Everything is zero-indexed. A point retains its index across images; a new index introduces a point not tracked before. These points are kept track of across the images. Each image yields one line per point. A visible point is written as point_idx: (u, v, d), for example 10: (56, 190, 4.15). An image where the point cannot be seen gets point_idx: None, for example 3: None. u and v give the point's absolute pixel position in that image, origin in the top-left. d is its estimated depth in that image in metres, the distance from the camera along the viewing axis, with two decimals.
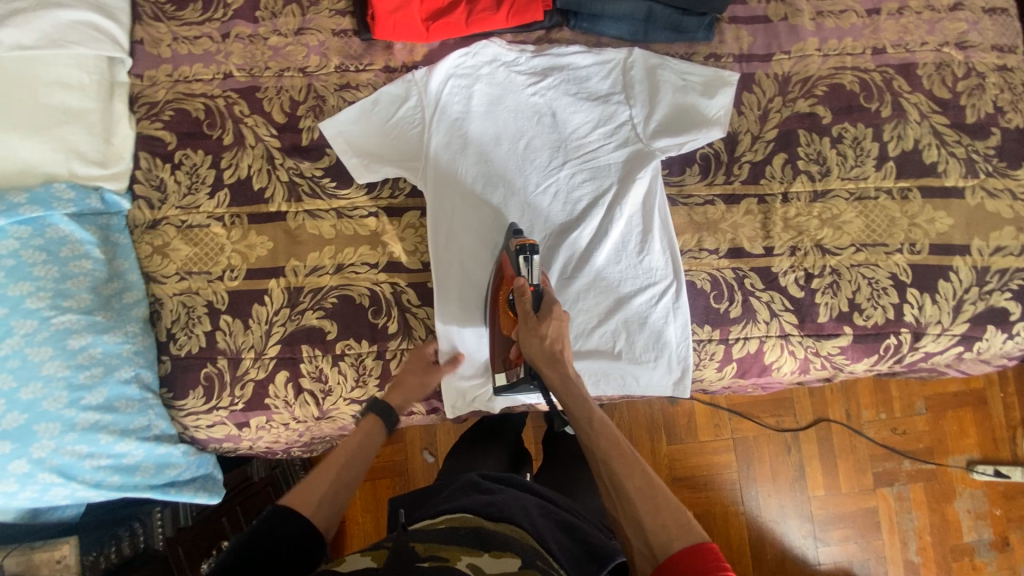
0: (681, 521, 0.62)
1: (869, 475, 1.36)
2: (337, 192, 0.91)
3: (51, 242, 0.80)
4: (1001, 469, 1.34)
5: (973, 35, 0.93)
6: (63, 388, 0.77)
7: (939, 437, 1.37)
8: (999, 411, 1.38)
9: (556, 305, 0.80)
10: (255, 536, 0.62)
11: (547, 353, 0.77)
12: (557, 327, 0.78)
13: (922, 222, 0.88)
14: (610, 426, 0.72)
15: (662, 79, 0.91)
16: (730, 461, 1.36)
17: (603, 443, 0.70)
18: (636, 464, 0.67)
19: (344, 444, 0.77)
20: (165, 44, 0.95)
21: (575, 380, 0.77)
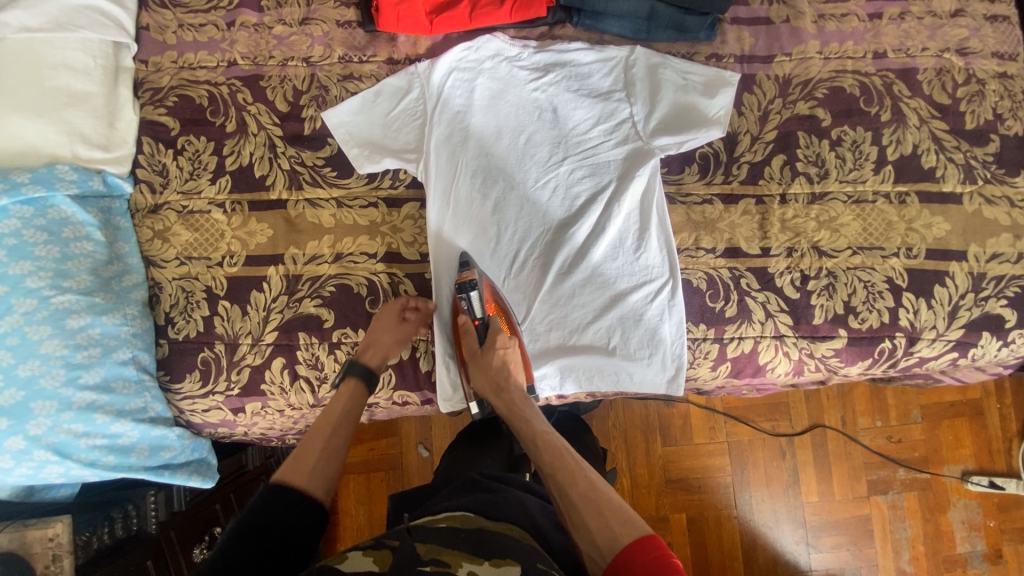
0: (623, 516, 0.67)
1: (863, 482, 1.36)
2: (338, 182, 0.92)
3: (53, 223, 0.81)
4: (996, 480, 1.34)
5: (974, 42, 0.93)
6: (60, 366, 0.78)
7: (934, 446, 1.37)
8: (995, 422, 1.37)
9: (498, 334, 0.83)
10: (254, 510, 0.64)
11: (490, 384, 0.81)
12: (499, 358, 0.82)
13: (920, 227, 0.88)
14: (555, 440, 0.77)
15: (663, 78, 0.91)
16: (723, 465, 1.36)
17: (547, 459, 0.75)
18: (578, 471, 0.72)
19: (329, 413, 0.79)
20: (171, 30, 0.96)
21: (520, 403, 0.82)
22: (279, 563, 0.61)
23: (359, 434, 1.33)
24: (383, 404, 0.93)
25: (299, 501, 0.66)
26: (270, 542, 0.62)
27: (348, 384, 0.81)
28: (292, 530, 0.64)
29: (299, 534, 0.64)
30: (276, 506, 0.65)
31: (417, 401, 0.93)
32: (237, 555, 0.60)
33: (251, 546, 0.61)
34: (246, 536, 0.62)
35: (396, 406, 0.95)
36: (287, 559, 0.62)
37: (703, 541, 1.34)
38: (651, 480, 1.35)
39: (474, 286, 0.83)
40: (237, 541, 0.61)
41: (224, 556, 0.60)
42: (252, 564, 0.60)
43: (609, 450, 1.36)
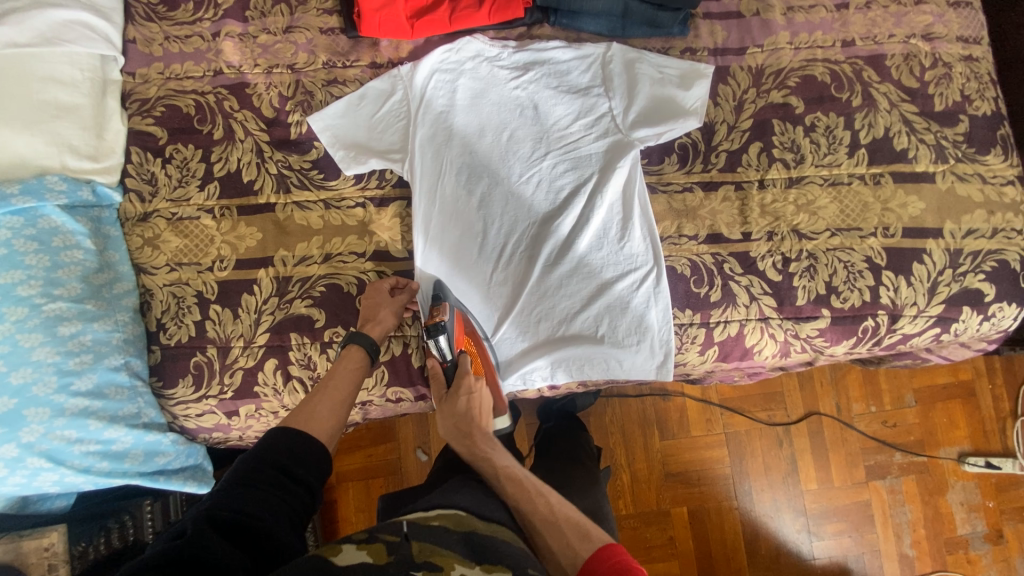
0: (581, 531, 0.70)
1: (861, 468, 1.37)
2: (325, 183, 0.93)
3: (43, 233, 0.82)
4: (992, 460, 1.35)
5: (938, 27, 0.96)
6: (51, 373, 0.78)
7: (929, 428, 1.38)
8: (987, 402, 1.39)
9: (465, 377, 0.83)
10: (261, 452, 0.66)
11: (454, 430, 0.81)
12: (464, 403, 0.82)
13: (895, 207, 0.91)
14: (516, 471, 0.77)
15: (639, 72, 0.93)
16: (722, 456, 1.37)
17: (509, 490, 0.75)
18: (538, 496, 0.74)
19: (331, 373, 0.81)
20: (158, 43, 0.97)
21: (483, 442, 0.80)
22: (295, 493, 0.64)
23: (356, 439, 1.33)
24: (377, 402, 0.94)
25: (309, 442, 0.69)
26: (284, 478, 0.64)
27: (350, 349, 0.83)
28: (304, 470, 0.67)
29: (309, 475, 0.67)
30: (290, 444, 0.67)
31: (410, 398, 0.94)
32: (250, 486, 0.61)
33: (263, 480, 0.63)
34: (257, 469, 0.64)
35: (390, 404, 0.95)
36: (299, 495, 0.64)
37: (705, 533, 1.34)
38: (651, 475, 1.36)
39: (444, 328, 0.81)
40: (249, 474, 0.63)
41: (236, 488, 0.61)
42: (266, 496, 0.61)
43: (607, 446, 1.36)
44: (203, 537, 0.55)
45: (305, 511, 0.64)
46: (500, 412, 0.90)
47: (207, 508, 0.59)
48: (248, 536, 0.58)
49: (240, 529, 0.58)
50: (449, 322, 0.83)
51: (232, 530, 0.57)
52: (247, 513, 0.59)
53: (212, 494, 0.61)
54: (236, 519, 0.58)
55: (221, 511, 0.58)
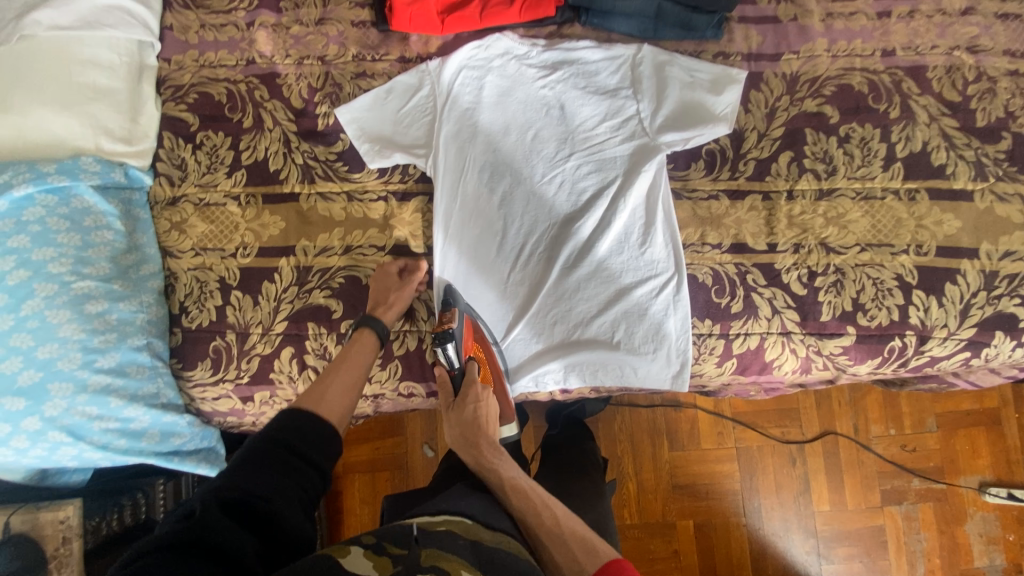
0: (587, 545, 0.70)
1: (877, 492, 1.33)
2: (349, 175, 0.94)
3: (75, 212, 0.84)
4: (1015, 491, 1.30)
5: (984, 40, 0.93)
6: (77, 349, 0.80)
7: (950, 455, 1.34)
8: (1014, 431, 1.34)
9: (473, 386, 0.85)
10: (273, 432, 0.66)
11: (460, 438, 0.83)
12: (472, 411, 0.84)
13: (930, 224, 0.88)
14: (523, 483, 0.77)
15: (669, 76, 0.92)
16: (732, 470, 1.34)
17: (515, 503, 0.74)
18: (544, 508, 0.74)
19: (344, 353, 0.82)
20: (194, 31, 0.99)
21: (489, 453, 0.81)
22: (304, 475, 0.64)
23: (365, 430, 1.34)
24: (390, 395, 0.94)
25: (320, 425, 0.70)
26: (294, 459, 0.65)
27: (362, 334, 0.83)
28: (314, 451, 0.67)
29: (318, 457, 0.68)
30: (300, 426, 0.68)
31: (422, 393, 0.94)
32: (261, 466, 0.62)
33: (273, 461, 0.63)
34: (268, 449, 0.64)
35: (402, 398, 0.95)
36: (309, 477, 0.65)
37: (711, 548, 1.32)
38: (658, 484, 1.34)
39: (452, 338, 0.82)
40: (259, 454, 0.63)
41: (246, 468, 0.61)
42: (276, 478, 0.62)
43: (614, 453, 1.35)
44: (212, 519, 0.55)
45: (314, 492, 0.65)
46: (507, 418, 0.93)
47: (216, 488, 0.59)
48: (258, 518, 0.58)
49: (249, 511, 0.58)
50: (459, 332, 0.84)
51: (242, 511, 0.58)
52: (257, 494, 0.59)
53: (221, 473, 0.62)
54: (246, 501, 0.58)
55: (231, 493, 0.59)
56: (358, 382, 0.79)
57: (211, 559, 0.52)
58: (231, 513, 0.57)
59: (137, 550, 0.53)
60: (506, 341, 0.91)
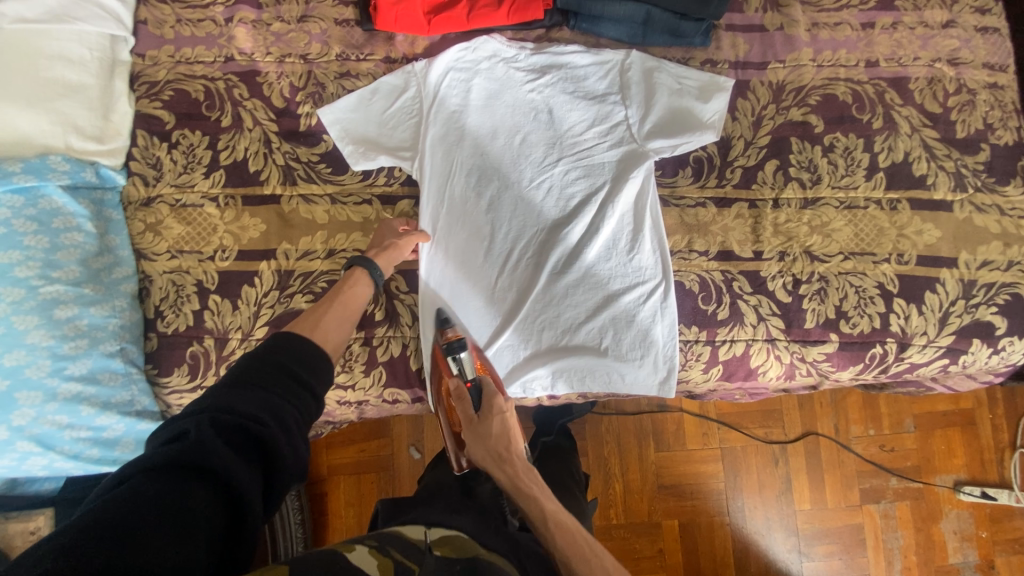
0: None
1: (856, 491, 1.36)
2: (333, 178, 0.92)
3: (43, 213, 0.81)
4: (988, 490, 1.34)
5: (965, 52, 0.94)
6: (46, 357, 0.77)
7: (926, 455, 1.37)
8: (987, 431, 1.38)
9: (494, 399, 0.82)
10: (263, 352, 0.62)
11: (491, 454, 0.78)
12: (498, 424, 0.81)
13: (910, 233, 0.89)
14: (567, 521, 0.73)
15: (658, 82, 0.92)
16: (716, 471, 1.35)
17: (560, 542, 0.71)
18: (592, 556, 0.70)
19: (337, 289, 0.81)
20: (170, 25, 0.95)
21: (525, 475, 0.77)
22: (298, 397, 0.60)
23: (350, 433, 1.32)
24: (374, 402, 0.92)
25: (313, 349, 0.65)
26: (289, 381, 0.61)
27: (355, 270, 0.83)
28: (308, 372, 0.63)
29: (314, 378, 0.63)
30: (290, 348, 0.64)
31: (407, 400, 0.93)
32: (254, 386, 0.58)
33: (267, 385, 0.59)
34: (258, 369, 0.60)
35: (386, 405, 0.94)
36: (303, 400, 0.61)
37: (695, 548, 1.33)
38: (644, 485, 1.34)
39: (463, 348, 0.82)
40: (250, 375, 0.59)
41: (238, 390, 0.57)
42: (271, 402, 0.57)
43: (600, 455, 1.35)
44: (204, 444, 0.51)
45: (309, 416, 0.61)
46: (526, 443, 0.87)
47: (205, 409, 0.54)
48: (252, 443, 0.54)
49: (243, 435, 0.54)
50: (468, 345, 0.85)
51: (236, 435, 0.53)
52: (249, 417, 0.55)
53: (211, 392, 0.57)
54: (240, 426, 0.54)
55: (223, 415, 0.54)
56: (353, 313, 0.80)
57: (206, 486, 0.49)
58: (224, 437, 0.53)
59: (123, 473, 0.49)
60: (494, 347, 0.89)
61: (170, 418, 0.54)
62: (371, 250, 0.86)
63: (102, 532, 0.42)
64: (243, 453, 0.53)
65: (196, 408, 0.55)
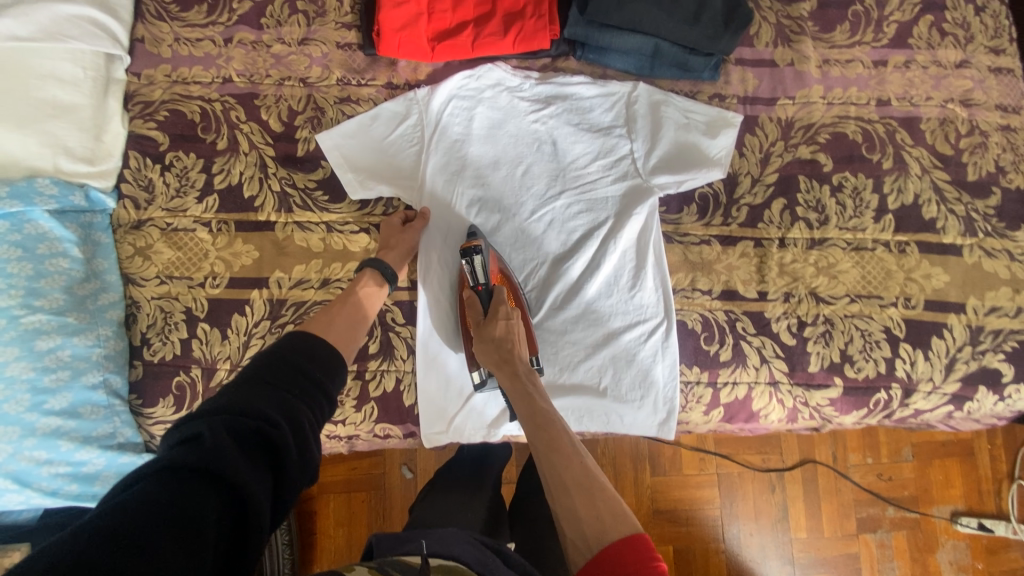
0: (615, 510, 0.64)
1: (853, 520, 1.34)
2: (329, 206, 0.89)
3: (28, 239, 0.79)
4: (985, 522, 1.32)
5: (978, 93, 0.92)
6: (25, 391, 0.75)
7: (924, 485, 1.35)
8: (986, 462, 1.36)
9: (503, 305, 0.80)
10: (276, 352, 0.61)
11: (495, 355, 0.77)
12: (502, 328, 0.79)
13: (918, 277, 0.87)
14: (557, 420, 0.74)
15: (665, 116, 0.90)
16: (712, 497, 1.33)
17: (546, 437, 0.71)
18: (574, 456, 0.70)
19: (345, 295, 0.79)
20: (167, 44, 0.92)
21: (525, 374, 0.78)
22: (310, 399, 0.60)
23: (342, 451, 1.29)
24: (364, 436, 0.90)
25: (326, 349, 0.65)
26: (303, 382, 0.60)
27: (365, 273, 0.82)
28: (322, 373, 0.63)
29: (326, 379, 0.63)
30: (305, 347, 0.63)
31: (399, 434, 0.90)
32: (269, 386, 0.57)
33: (282, 386, 0.58)
34: (272, 370, 0.59)
35: (378, 439, 0.91)
36: (317, 402, 0.60)
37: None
38: (639, 511, 1.32)
39: (479, 252, 0.81)
40: (264, 376, 0.58)
41: (253, 391, 0.56)
42: (284, 403, 0.56)
43: None
44: (217, 447, 0.48)
45: (322, 418, 0.60)
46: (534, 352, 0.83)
47: (218, 410, 0.53)
48: (264, 446, 0.52)
49: (256, 438, 0.52)
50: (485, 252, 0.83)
51: (249, 437, 0.51)
52: (263, 418, 0.53)
53: (224, 392, 0.56)
54: (253, 428, 0.52)
55: (237, 416, 0.52)
56: (366, 317, 0.79)
57: (220, 492, 0.47)
58: (238, 438, 0.51)
59: (131, 477, 0.46)
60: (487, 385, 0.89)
61: (181, 419, 0.52)
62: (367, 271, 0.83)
63: (112, 547, 0.40)
64: (255, 456, 0.51)
65: (210, 409, 0.53)
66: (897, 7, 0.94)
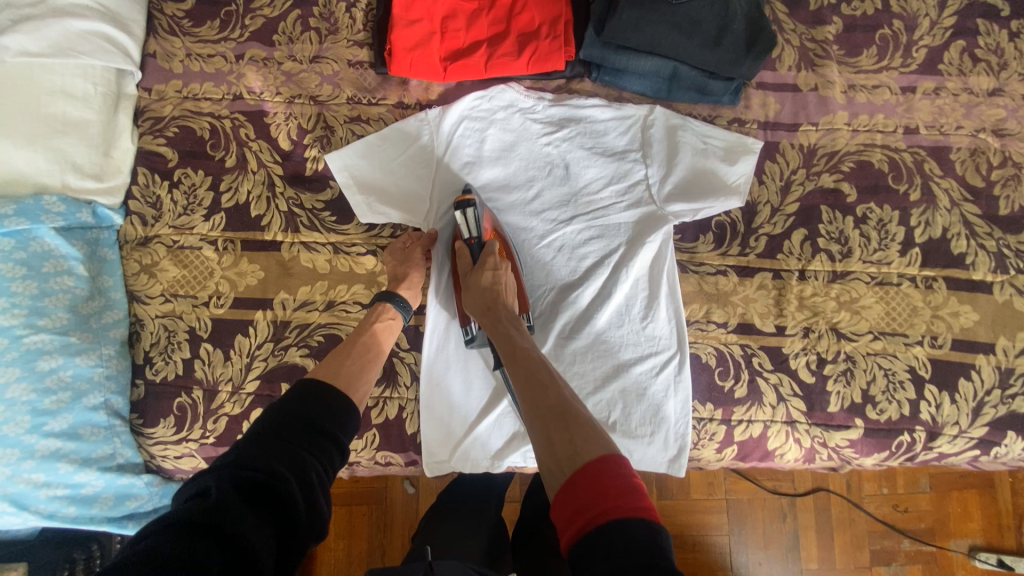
0: (591, 432, 0.59)
1: (866, 552, 1.24)
2: (337, 227, 0.88)
3: (34, 257, 0.78)
4: (1005, 559, 1.20)
5: (1011, 123, 0.88)
6: (26, 413, 0.74)
7: (942, 518, 1.23)
8: (1007, 495, 1.24)
9: (492, 255, 0.79)
10: (288, 402, 0.62)
11: (479, 304, 0.76)
12: (489, 278, 0.77)
13: (946, 314, 0.83)
14: (537, 358, 0.70)
15: (681, 141, 0.87)
16: (721, 524, 1.23)
17: (524, 374, 0.68)
18: (552, 387, 0.66)
19: (358, 330, 0.79)
20: (179, 59, 0.92)
21: (510, 320, 0.75)
22: (319, 447, 0.60)
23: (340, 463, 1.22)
24: (365, 463, 0.88)
25: (337, 397, 0.65)
26: (312, 431, 0.60)
27: (378, 307, 0.81)
28: (333, 424, 0.63)
29: (337, 428, 0.63)
30: (317, 398, 0.63)
31: (401, 462, 0.88)
32: (279, 438, 0.58)
33: (290, 435, 0.59)
34: (283, 421, 0.60)
35: (379, 466, 0.89)
36: (327, 452, 0.60)
37: None
38: None
39: (473, 204, 0.81)
40: (274, 427, 0.59)
41: (263, 445, 0.56)
42: (292, 455, 0.57)
43: None
44: (223, 506, 0.49)
45: (331, 469, 0.60)
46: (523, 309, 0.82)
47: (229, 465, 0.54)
48: (270, 502, 0.53)
49: (262, 495, 0.52)
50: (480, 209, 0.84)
51: (255, 494, 0.52)
52: (271, 472, 0.54)
53: (236, 447, 0.57)
54: (260, 484, 0.53)
55: (245, 470, 0.53)
56: (381, 352, 0.78)
57: (223, 551, 0.47)
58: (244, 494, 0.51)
59: (144, 532, 0.48)
60: (491, 415, 0.86)
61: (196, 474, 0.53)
62: (379, 303, 0.81)
63: None
64: (260, 513, 0.51)
65: (222, 464, 0.55)
66: (927, 32, 0.91)
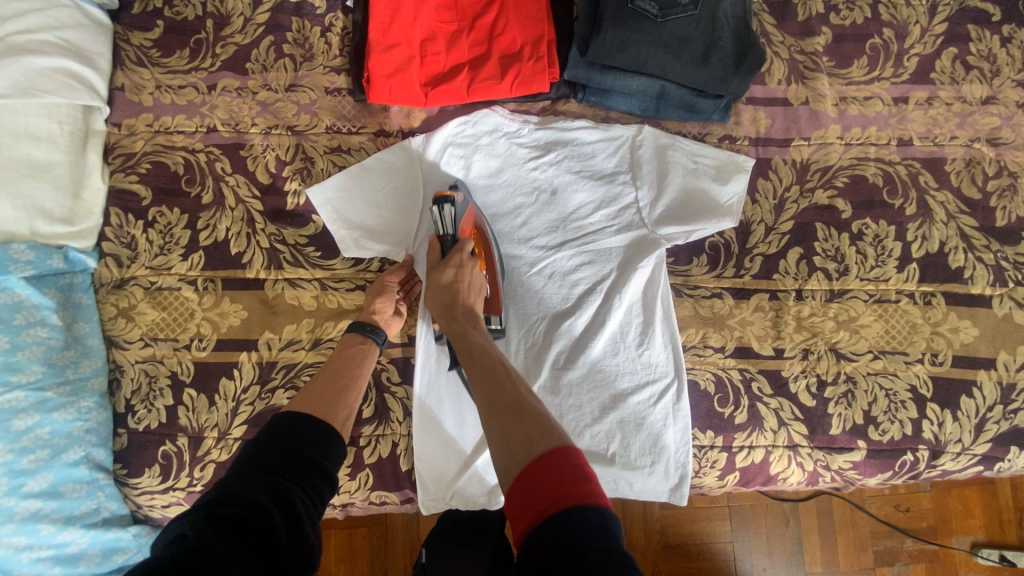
0: (544, 424, 0.55)
1: (870, 553, 1.20)
2: (321, 262, 0.85)
3: (4, 309, 0.75)
4: (1007, 554, 1.17)
5: (1006, 131, 0.87)
6: (2, 474, 0.72)
7: (943, 515, 1.21)
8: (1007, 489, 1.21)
9: (462, 254, 0.74)
10: (266, 437, 0.60)
11: (438, 302, 0.72)
12: (450, 275, 0.73)
13: (945, 330, 0.82)
14: (493, 352, 0.66)
15: (672, 161, 0.84)
16: (724, 530, 1.19)
17: (478, 366, 0.64)
18: (506, 381, 0.61)
19: (331, 360, 0.76)
20: (148, 91, 0.88)
21: (469, 318, 0.71)
22: (302, 476, 0.57)
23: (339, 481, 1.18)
24: (360, 503, 0.86)
25: (317, 426, 0.63)
26: (294, 461, 0.58)
27: (348, 336, 0.79)
28: (318, 453, 0.61)
29: (322, 456, 0.61)
30: (299, 429, 0.62)
31: (396, 500, 0.86)
32: (258, 470, 0.56)
33: (272, 467, 0.56)
34: (264, 454, 0.58)
35: (375, 505, 0.87)
36: (311, 481, 0.58)
37: None
38: (646, 548, 1.18)
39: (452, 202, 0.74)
40: (253, 461, 0.57)
41: (240, 480, 0.54)
42: (274, 486, 0.54)
43: None
44: (201, 544, 0.47)
45: (317, 499, 0.57)
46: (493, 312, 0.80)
47: (206, 505, 0.51)
48: (253, 536, 0.50)
49: (244, 526, 0.50)
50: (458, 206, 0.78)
51: (235, 529, 0.49)
52: (252, 505, 0.51)
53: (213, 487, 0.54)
54: (240, 517, 0.50)
55: (224, 507, 0.51)
56: (361, 376, 0.75)
57: None
58: (223, 531, 0.49)
59: None
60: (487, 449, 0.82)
61: (172, 521, 0.51)
62: (353, 334, 0.79)
63: None
64: (242, 547, 0.48)
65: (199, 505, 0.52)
66: (918, 40, 0.89)
